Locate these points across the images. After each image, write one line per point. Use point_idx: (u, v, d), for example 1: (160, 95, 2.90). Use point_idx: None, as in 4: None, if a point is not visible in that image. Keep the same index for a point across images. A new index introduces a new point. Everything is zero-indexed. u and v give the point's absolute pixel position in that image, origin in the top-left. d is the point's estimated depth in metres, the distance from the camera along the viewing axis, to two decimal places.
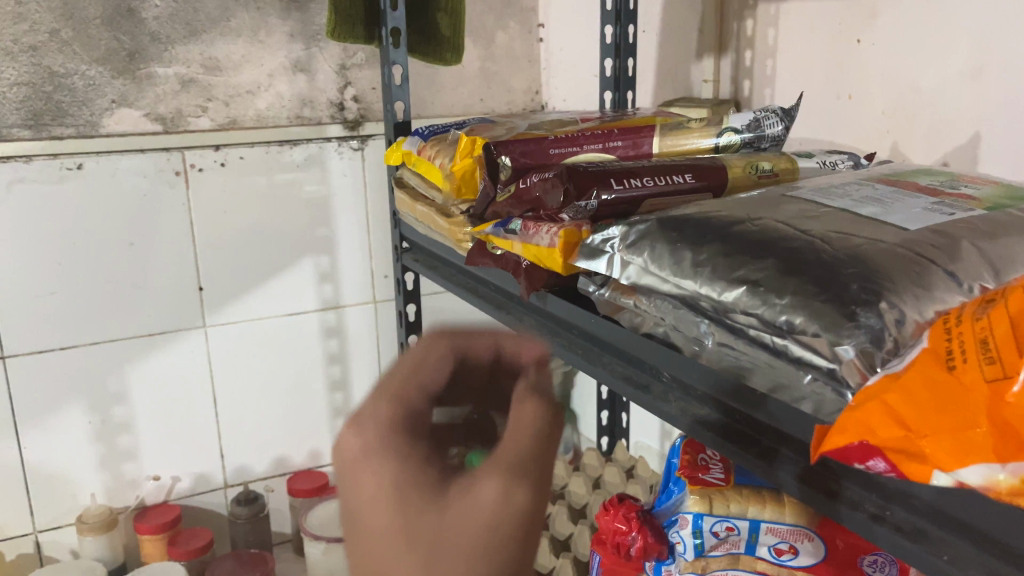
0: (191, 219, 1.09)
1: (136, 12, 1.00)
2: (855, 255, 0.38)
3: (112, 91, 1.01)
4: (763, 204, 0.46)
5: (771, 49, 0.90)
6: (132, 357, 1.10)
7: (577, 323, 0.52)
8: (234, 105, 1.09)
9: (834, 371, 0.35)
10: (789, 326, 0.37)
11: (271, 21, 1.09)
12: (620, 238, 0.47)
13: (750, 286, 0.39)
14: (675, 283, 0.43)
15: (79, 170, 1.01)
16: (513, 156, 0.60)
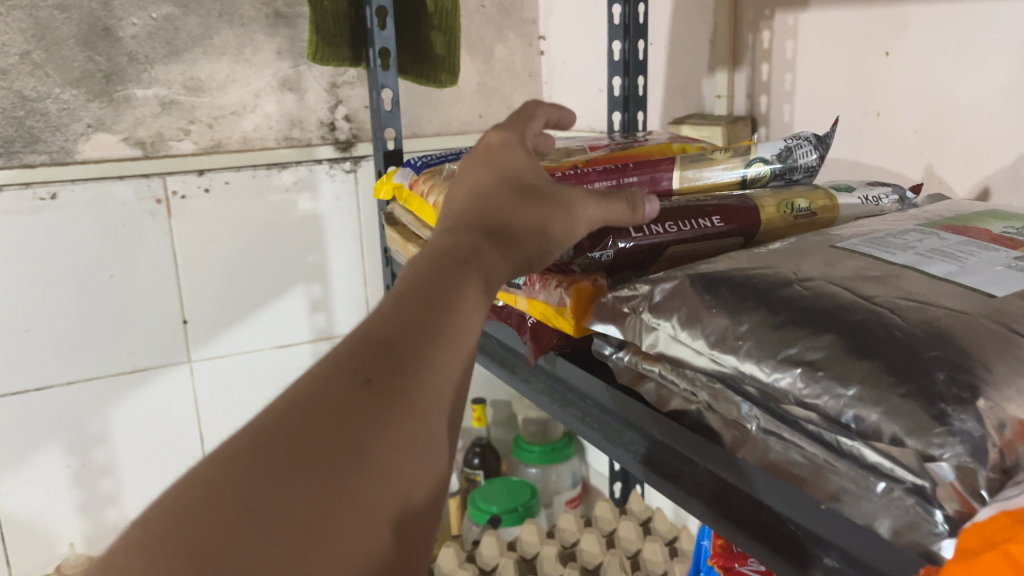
0: (174, 248, 1.02)
1: (112, 31, 0.93)
2: (934, 331, 0.31)
3: (88, 115, 0.94)
4: (811, 257, 0.39)
5: (789, 63, 0.82)
6: (112, 396, 1.03)
7: (592, 393, 0.46)
8: (219, 128, 1.03)
9: (923, 489, 0.28)
10: (857, 425, 0.30)
11: (257, 38, 1.02)
12: (642, 298, 0.41)
13: (806, 368, 0.32)
14: (712, 357, 0.36)
15: (53, 200, 0.94)
16: None
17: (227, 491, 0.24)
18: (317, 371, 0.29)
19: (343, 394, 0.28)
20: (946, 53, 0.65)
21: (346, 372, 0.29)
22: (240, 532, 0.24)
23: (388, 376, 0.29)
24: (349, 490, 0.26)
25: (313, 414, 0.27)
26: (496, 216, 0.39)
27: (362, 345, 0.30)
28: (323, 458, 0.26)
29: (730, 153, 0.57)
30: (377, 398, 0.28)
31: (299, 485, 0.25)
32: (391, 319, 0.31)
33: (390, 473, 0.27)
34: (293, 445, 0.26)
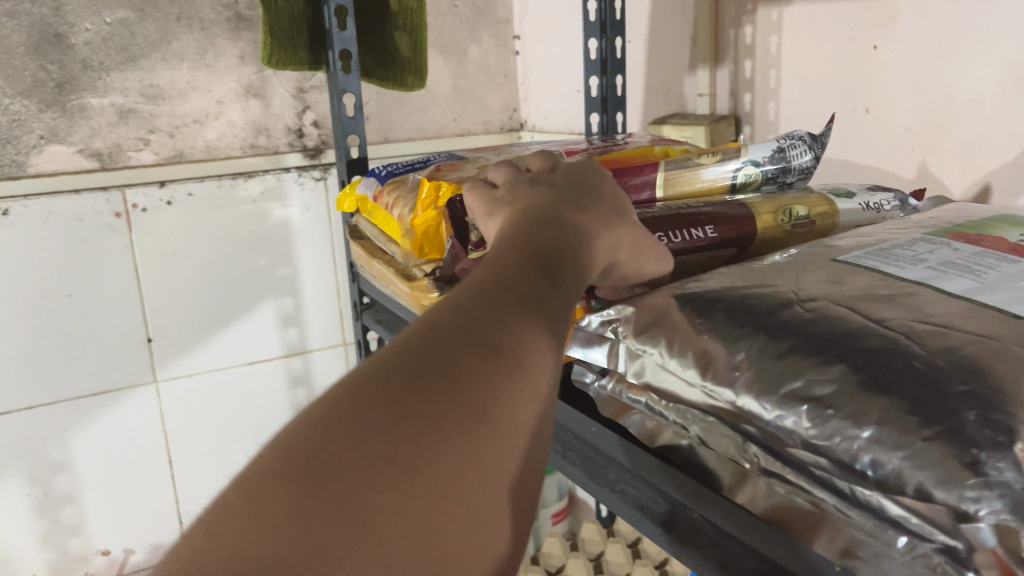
0: (136, 264, 0.97)
1: (64, 37, 0.88)
2: (961, 362, 0.27)
3: (41, 126, 0.89)
4: (814, 273, 0.35)
5: (774, 59, 0.79)
6: (73, 421, 0.98)
7: (571, 425, 0.41)
8: (181, 137, 0.98)
9: (953, 551, 0.24)
10: (874, 470, 0.26)
11: (219, 43, 0.97)
12: (626, 322, 0.36)
13: (812, 405, 0.28)
14: (705, 389, 0.32)
15: (4, 216, 0.89)
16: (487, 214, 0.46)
17: (340, 448, 0.21)
18: (442, 319, 0.25)
19: (476, 353, 0.24)
20: (940, 45, 0.62)
21: (474, 328, 0.25)
22: (358, 496, 0.20)
23: (517, 347, 0.25)
24: (467, 478, 0.22)
25: (437, 377, 0.23)
26: (592, 196, 0.37)
27: (487, 309, 0.26)
28: (442, 436, 0.22)
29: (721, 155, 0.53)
30: (507, 373, 0.24)
31: (422, 459, 0.21)
32: (511, 282, 0.28)
33: (502, 470, 0.23)
34: (418, 411, 0.22)
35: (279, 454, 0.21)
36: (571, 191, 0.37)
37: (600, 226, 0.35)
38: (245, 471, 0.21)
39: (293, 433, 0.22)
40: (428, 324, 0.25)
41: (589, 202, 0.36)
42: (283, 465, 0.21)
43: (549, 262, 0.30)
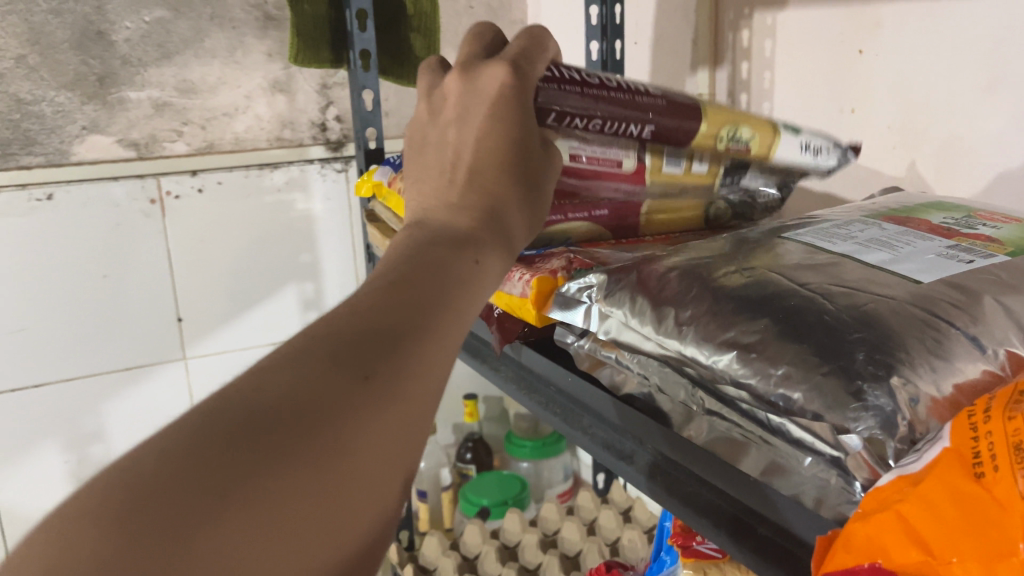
0: (167, 247, 1.05)
1: (105, 34, 0.95)
2: (862, 316, 0.33)
3: (83, 117, 0.96)
4: (760, 248, 0.41)
5: (768, 61, 0.84)
6: (108, 393, 1.06)
7: (554, 379, 0.48)
8: (211, 129, 1.05)
9: (838, 460, 0.30)
10: (787, 404, 0.32)
11: (248, 40, 1.04)
12: (597, 287, 0.42)
13: (740, 351, 0.34)
14: (659, 341, 0.38)
15: (48, 201, 0.97)
16: None
17: (194, 472, 0.22)
18: (318, 347, 0.26)
19: (344, 381, 0.25)
20: (916, 50, 0.67)
21: (347, 355, 0.26)
22: (204, 524, 0.21)
23: (390, 372, 0.26)
24: (320, 506, 0.23)
25: (301, 408, 0.24)
26: (502, 178, 0.36)
27: (363, 344, 0.27)
28: (299, 462, 0.23)
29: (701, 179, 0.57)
30: (374, 398, 0.26)
31: (276, 486, 0.23)
32: (391, 303, 0.29)
33: (364, 495, 0.25)
34: (283, 439, 0.23)
35: (133, 480, 0.22)
36: (476, 167, 0.36)
37: (511, 212, 0.36)
38: (86, 491, 0.22)
39: (138, 457, 0.22)
40: (297, 354, 0.26)
41: (498, 183, 0.36)
42: (132, 483, 0.21)
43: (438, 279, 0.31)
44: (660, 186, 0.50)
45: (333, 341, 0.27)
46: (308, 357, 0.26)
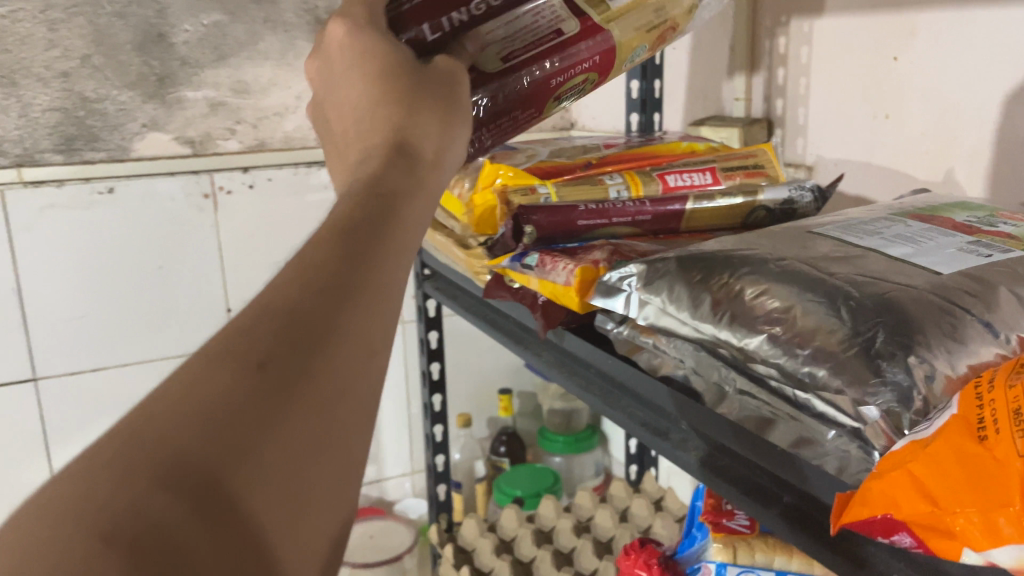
0: (220, 239, 1.19)
1: (165, 37, 1.09)
2: (883, 301, 0.35)
3: (143, 115, 1.10)
4: (791, 241, 0.44)
5: (804, 67, 0.87)
6: (162, 378, 1.20)
7: (595, 362, 0.51)
8: (263, 127, 1.19)
9: (858, 430, 0.33)
10: (811, 378, 0.35)
11: (299, 43, 1.18)
12: (637, 276, 0.46)
13: (770, 334, 0.37)
14: (695, 326, 0.41)
15: (110, 194, 1.11)
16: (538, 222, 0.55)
17: (85, 517, 0.21)
18: (207, 351, 0.26)
19: (237, 378, 0.25)
20: (939, 60, 0.70)
21: (237, 350, 0.26)
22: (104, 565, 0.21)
23: (283, 357, 0.26)
24: (233, 510, 0.23)
25: (195, 420, 0.24)
26: (386, 140, 0.36)
27: (283, 318, 0.27)
28: (198, 475, 0.23)
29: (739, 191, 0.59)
30: (271, 388, 0.25)
31: (173, 508, 0.22)
32: (288, 285, 0.28)
33: (282, 487, 0.24)
34: (177, 457, 0.23)
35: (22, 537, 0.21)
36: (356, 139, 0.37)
37: (404, 157, 0.36)
38: None
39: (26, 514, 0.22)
40: (188, 363, 0.26)
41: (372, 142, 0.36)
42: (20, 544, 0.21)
43: (331, 244, 0.30)
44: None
45: (252, 327, 0.27)
46: (231, 348, 0.26)
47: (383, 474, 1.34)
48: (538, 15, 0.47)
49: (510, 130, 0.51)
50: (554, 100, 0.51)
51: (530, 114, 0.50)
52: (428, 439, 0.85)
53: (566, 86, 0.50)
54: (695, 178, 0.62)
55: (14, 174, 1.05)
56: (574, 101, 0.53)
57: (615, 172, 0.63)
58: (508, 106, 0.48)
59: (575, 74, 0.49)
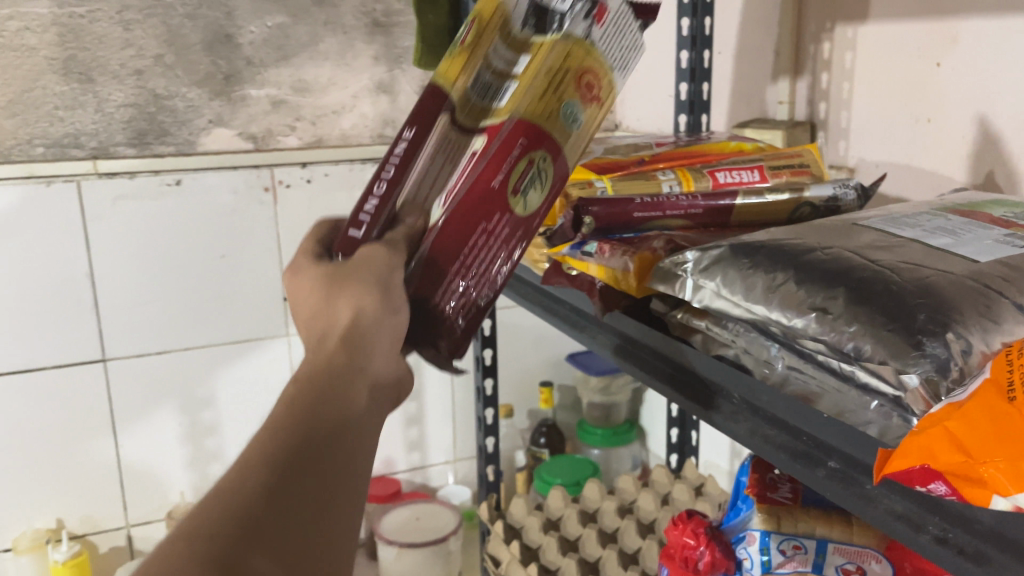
0: (279, 231, 1.24)
1: (232, 37, 1.14)
2: (923, 285, 0.39)
3: (210, 111, 1.16)
4: (838, 232, 0.48)
5: (848, 72, 0.89)
6: (220, 363, 1.25)
7: (646, 341, 0.55)
8: (321, 125, 1.23)
9: (900, 399, 0.37)
10: (857, 353, 0.38)
11: (357, 45, 1.22)
12: (693, 262, 0.49)
13: (819, 313, 0.41)
14: (747, 307, 0.45)
15: (177, 185, 1.17)
16: (596, 213, 0.58)
17: None
18: (172, 535, 0.31)
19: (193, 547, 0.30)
20: (977, 68, 0.74)
21: (196, 527, 0.31)
22: None
23: (230, 525, 0.31)
24: None
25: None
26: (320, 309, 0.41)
27: (223, 501, 0.32)
28: None
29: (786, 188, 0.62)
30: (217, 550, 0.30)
31: None
32: (240, 469, 0.33)
33: None
34: None
35: None
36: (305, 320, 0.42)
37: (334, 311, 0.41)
38: None
39: None
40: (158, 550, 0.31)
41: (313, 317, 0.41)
42: None
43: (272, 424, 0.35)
44: (540, 100, 0.47)
45: (208, 510, 0.31)
46: (191, 527, 0.31)
47: (427, 460, 1.38)
48: (449, 159, 0.48)
49: (495, 257, 0.48)
50: (512, 194, 0.47)
51: (500, 219, 0.47)
52: (479, 421, 0.90)
53: (512, 177, 0.47)
54: (744, 175, 0.66)
55: (90, 166, 1.12)
56: (543, 189, 0.48)
57: (668, 168, 0.67)
58: (474, 237, 0.46)
59: (515, 159, 0.46)
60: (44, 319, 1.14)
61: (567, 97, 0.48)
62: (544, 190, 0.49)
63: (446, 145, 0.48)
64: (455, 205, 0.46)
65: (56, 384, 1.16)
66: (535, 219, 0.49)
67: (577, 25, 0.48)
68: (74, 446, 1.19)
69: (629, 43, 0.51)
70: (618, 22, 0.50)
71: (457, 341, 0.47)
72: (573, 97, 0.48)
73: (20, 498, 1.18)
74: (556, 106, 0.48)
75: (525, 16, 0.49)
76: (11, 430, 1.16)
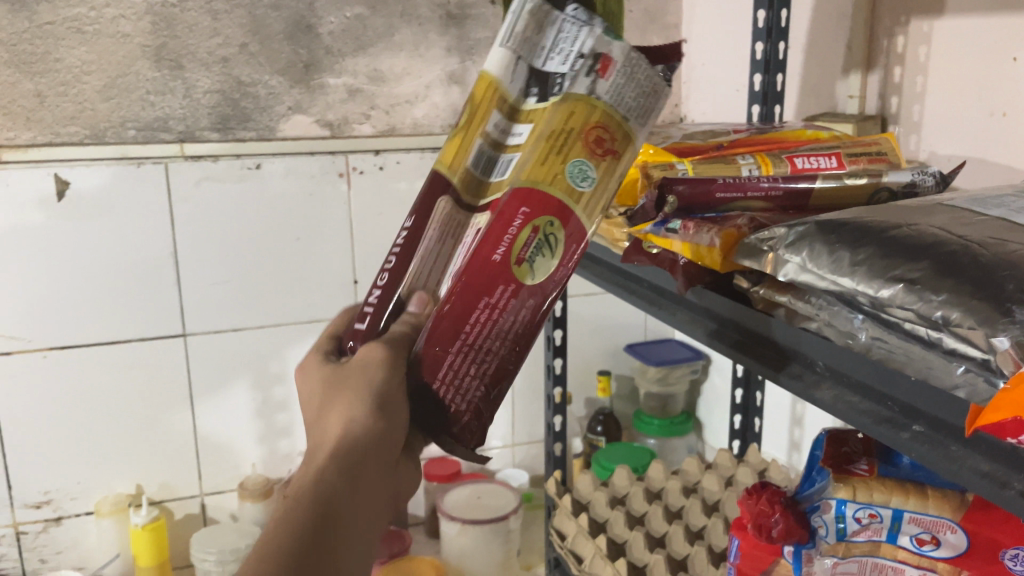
0: (350, 215, 1.28)
1: (313, 27, 1.19)
2: (1012, 256, 0.40)
3: (290, 99, 1.20)
4: (921, 211, 0.49)
5: (922, 66, 0.90)
6: (291, 342, 1.30)
7: (730, 315, 0.58)
8: (394, 114, 1.27)
9: (989, 362, 0.38)
10: (944, 321, 0.40)
11: (431, 36, 1.25)
12: (779, 238, 0.52)
13: (907, 284, 0.42)
14: (833, 280, 0.47)
15: (257, 169, 1.22)
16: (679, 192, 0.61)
17: None
18: None
19: None
20: None
21: None
22: None
23: None
24: None
25: None
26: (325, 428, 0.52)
27: None
28: None
29: (864, 174, 0.62)
30: None
31: None
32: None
33: None
34: None
35: None
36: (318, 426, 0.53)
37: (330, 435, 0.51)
38: None
39: None
40: None
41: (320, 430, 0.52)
42: None
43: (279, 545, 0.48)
44: (539, 163, 0.47)
45: None
46: None
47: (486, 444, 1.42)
48: (452, 239, 0.50)
49: (501, 337, 0.47)
50: (517, 264, 0.47)
51: (505, 294, 0.47)
52: (548, 400, 0.93)
53: (514, 248, 0.46)
54: (821, 161, 0.68)
55: (177, 149, 1.17)
56: (555, 254, 0.47)
57: (748, 153, 0.69)
58: (475, 316, 0.47)
59: (516, 229, 0.46)
60: (130, 294, 1.20)
61: (571, 156, 0.47)
62: (554, 256, 0.47)
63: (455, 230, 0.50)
64: (460, 283, 0.47)
65: (139, 356, 1.22)
66: (549, 287, 0.48)
67: (578, 83, 0.48)
68: (155, 415, 1.25)
69: (645, 88, 0.49)
70: (630, 69, 0.48)
71: (469, 424, 0.48)
72: (576, 155, 0.47)
73: (103, 463, 1.24)
74: (561, 168, 0.47)
75: (528, 87, 0.50)
76: (97, 399, 1.22)
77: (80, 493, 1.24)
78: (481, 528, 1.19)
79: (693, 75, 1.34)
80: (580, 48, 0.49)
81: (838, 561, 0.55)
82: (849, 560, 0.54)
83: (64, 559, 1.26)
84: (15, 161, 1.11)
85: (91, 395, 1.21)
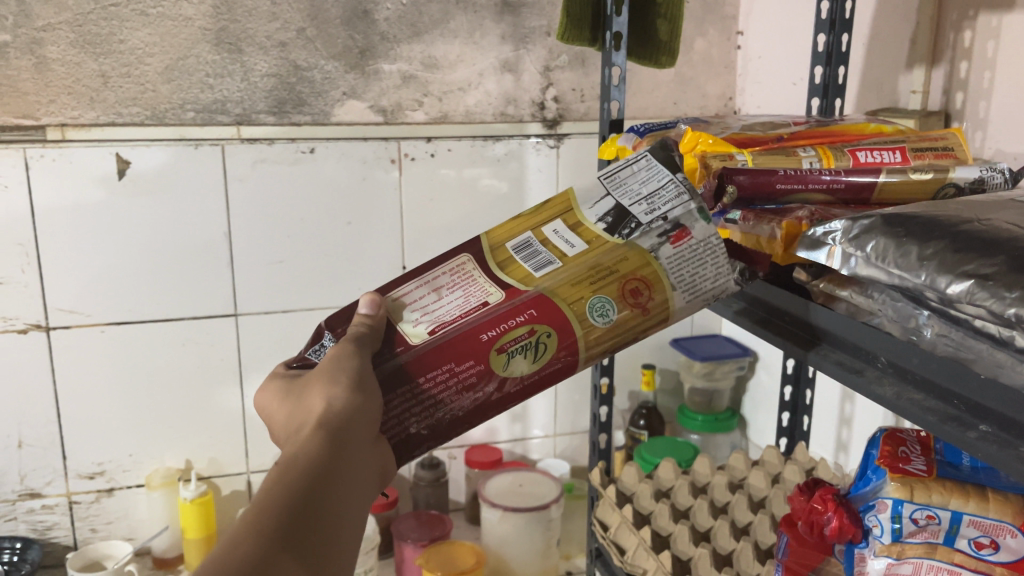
0: (401, 201, 1.28)
1: (370, 13, 1.20)
2: None
3: (344, 84, 1.22)
4: (993, 207, 0.47)
5: (990, 61, 0.87)
6: None
7: (792, 310, 0.57)
8: (447, 101, 1.27)
9: None
10: (1018, 319, 0.39)
11: (486, 24, 1.25)
12: (842, 231, 0.51)
13: (978, 280, 0.41)
14: (901, 274, 0.46)
15: (311, 153, 1.23)
16: (741, 183, 0.60)
17: None
18: None
19: None
20: None
21: None
22: None
23: None
24: None
25: None
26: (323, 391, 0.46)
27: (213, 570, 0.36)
28: None
29: (930, 169, 0.61)
30: None
31: None
32: None
33: None
34: None
35: None
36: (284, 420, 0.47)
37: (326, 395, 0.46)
38: None
39: None
40: None
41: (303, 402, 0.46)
42: None
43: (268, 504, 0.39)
44: (572, 286, 0.53)
45: None
46: None
47: (528, 432, 1.42)
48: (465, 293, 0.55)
49: (438, 396, 0.52)
50: (498, 352, 0.52)
51: (450, 369, 0.52)
52: (594, 390, 0.92)
53: (505, 334, 0.52)
54: (885, 156, 0.66)
55: (234, 131, 1.19)
56: (537, 359, 0.53)
57: (808, 146, 0.68)
58: (412, 361, 0.52)
59: (517, 322, 0.52)
60: (185, 273, 1.22)
61: (602, 290, 0.53)
62: (536, 362, 0.53)
63: (476, 289, 0.55)
64: (456, 337, 0.52)
65: (192, 333, 1.25)
66: (516, 385, 0.53)
67: (647, 237, 0.54)
68: (205, 392, 1.28)
69: (711, 274, 0.54)
70: (700, 249, 0.53)
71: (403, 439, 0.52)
72: (610, 293, 0.53)
73: (153, 437, 1.27)
74: (587, 296, 0.53)
75: (617, 222, 0.56)
76: (149, 374, 1.25)
77: (132, 466, 1.28)
78: (520, 516, 1.19)
79: (749, 68, 1.32)
80: (666, 212, 0.54)
81: (891, 562, 0.54)
82: (904, 561, 0.53)
83: (114, 529, 1.30)
84: (79, 140, 1.14)
85: (145, 370, 1.24)
